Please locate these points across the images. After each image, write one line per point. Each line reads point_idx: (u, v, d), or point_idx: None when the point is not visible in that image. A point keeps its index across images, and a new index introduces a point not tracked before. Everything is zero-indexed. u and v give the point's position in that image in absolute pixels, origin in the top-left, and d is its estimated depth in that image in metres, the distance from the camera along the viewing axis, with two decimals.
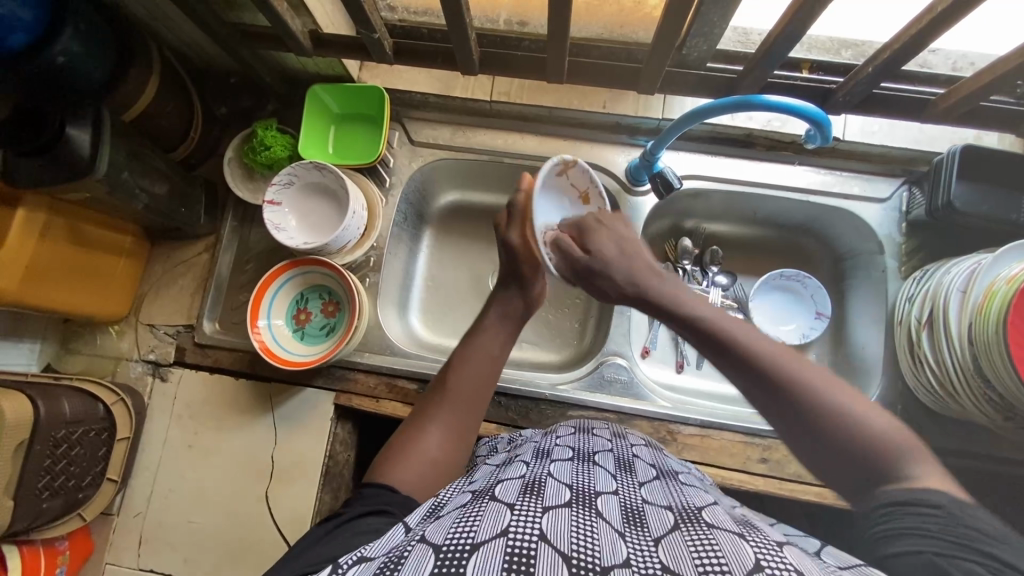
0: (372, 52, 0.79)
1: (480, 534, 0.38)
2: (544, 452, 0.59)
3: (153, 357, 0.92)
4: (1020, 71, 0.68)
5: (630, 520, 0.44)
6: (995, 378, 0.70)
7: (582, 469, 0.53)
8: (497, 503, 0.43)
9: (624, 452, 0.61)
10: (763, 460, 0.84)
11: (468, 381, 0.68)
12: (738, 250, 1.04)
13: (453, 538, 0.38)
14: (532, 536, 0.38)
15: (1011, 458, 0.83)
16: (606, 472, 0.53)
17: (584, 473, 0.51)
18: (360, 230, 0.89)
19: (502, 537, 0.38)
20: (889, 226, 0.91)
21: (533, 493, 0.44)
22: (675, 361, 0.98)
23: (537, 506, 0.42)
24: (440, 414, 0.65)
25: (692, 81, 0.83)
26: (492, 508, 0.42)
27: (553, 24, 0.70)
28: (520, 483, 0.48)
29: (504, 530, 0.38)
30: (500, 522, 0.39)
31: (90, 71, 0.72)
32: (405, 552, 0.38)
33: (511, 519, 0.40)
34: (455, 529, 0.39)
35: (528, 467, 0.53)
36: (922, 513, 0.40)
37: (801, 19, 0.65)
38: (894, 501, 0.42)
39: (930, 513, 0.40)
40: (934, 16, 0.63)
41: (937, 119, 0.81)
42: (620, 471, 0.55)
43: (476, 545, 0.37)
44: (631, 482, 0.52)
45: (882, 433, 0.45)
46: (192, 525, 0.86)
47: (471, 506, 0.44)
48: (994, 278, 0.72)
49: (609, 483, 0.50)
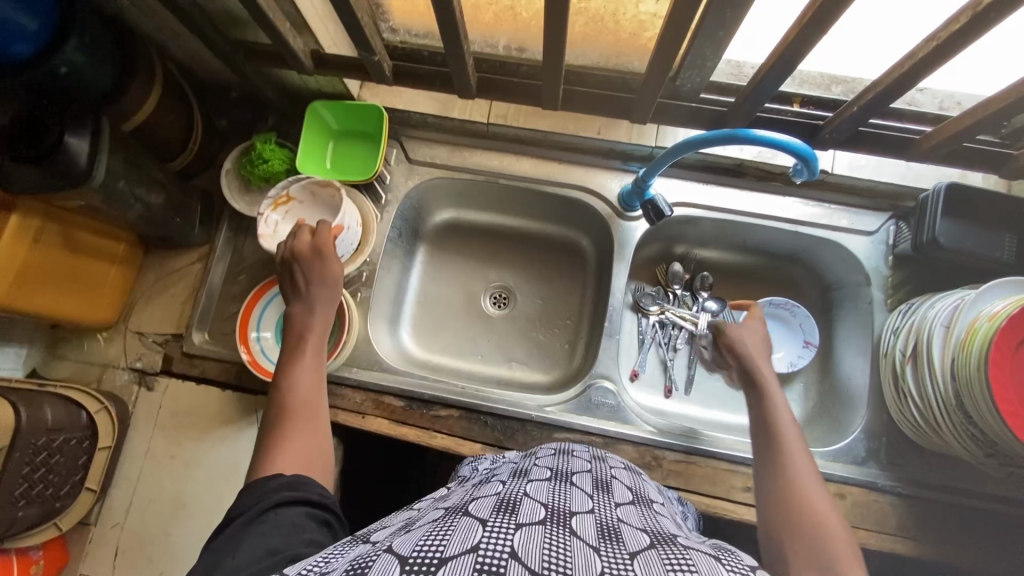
0: (372, 73, 0.81)
1: (449, 549, 0.38)
2: (522, 472, 0.59)
3: (140, 365, 0.92)
4: (1001, 114, 0.69)
5: (606, 536, 0.44)
6: (976, 415, 0.70)
7: (559, 488, 0.53)
8: (469, 519, 0.43)
9: (602, 473, 0.61)
10: (747, 489, 0.84)
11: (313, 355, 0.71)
12: (728, 277, 1.05)
13: (420, 552, 0.38)
14: (503, 553, 0.38)
15: (994, 494, 0.83)
16: (583, 492, 0.53)
17: (561, 492, 0.51)
18: (354, 244, 0.90)
19: (471, 552, 0.38)
20: (877, 258, 0.92)
21: (507, 510, 0.45)
22: (663, 386, 0.99)
23: (510, 523, 0.42)
24: (296, 388, 0.66)
25: (685, 113, 0.85)
26: (463, 525, 0.42)
27: (549, 54, 0.72)
28: (495, 501, 0.48)
29: (473, 546, 0.38)
30: (470, 539, 0.39)
31: (95, 82, 0.74)
32: (370, 560, 0.38)
33: (481, 537, 0.39)
34: (423, 543, 0.39)
35: (505, 486, 0.53)
36: None
37: (789, 59, 0.68)
38: None
39: None
40: (916, 61, 0.65)
41: (922, 158, 0.83)
42: (598, 490, 0.55)
43: (444, 559, 0.37)
44: (608, 501, 0.53)
45: (832, 542, 0.52)
46: (169, 538, 0.85)
47: (443, 521, 0.44)
48: (975, 316, 0.73)
49: (584, 501, 0.51)
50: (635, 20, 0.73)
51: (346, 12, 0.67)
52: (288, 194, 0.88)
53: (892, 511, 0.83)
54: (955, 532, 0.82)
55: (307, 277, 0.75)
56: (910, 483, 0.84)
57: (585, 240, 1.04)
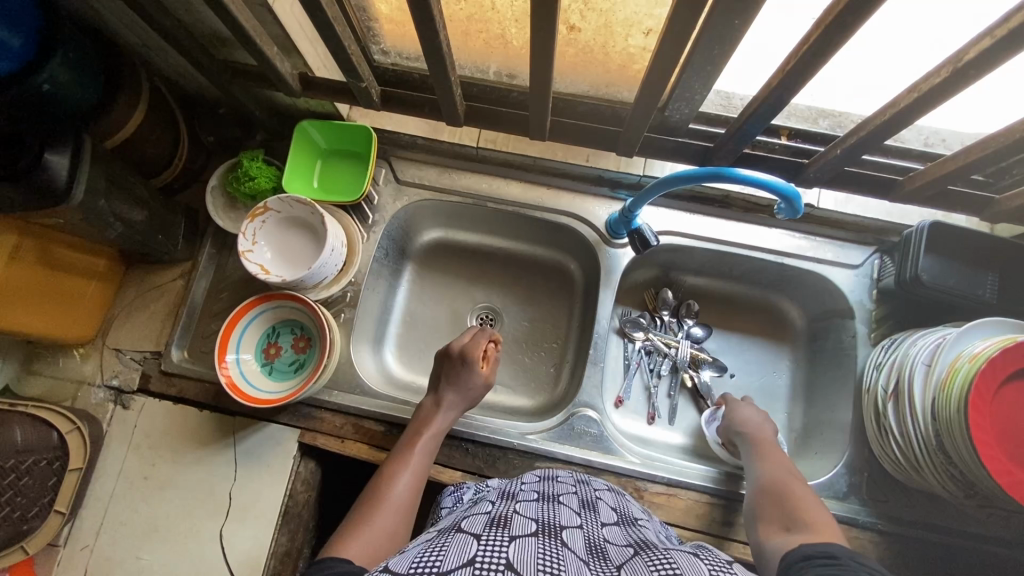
0: (360, 98, 0.80)
1: (446, 563, 0.39)
2: (510, 493, 0.60)
3: (116, 383, 0.90)
4: (982, 162, 0.70)
5: (595, 553, 0.46)
6: (956, 456, 0.70)
7: (547, 505, 0.55)
8: (463, 536, 0.45)
9: (587, 495, 0.62)
10: (728, 523, 0.83)
11: (424, 459, 0.73)
12: (714, 304, 1.05)
13: (418, 565, 0.40)
14: (499, 564, 0.39)
15: (975, 533, 0.83)
16: (570, 509, 0.55)
17: (550, 508, 0.54)
18: (338, 265, 0.89)
19: (468, 565, 0.39)
20: (861, 291, 0.93)
21: (499, 525, 0.47)
22: (646, 413, 0.99)
23: (504, 537, 0.44)
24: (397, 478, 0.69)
25: (670, 147, 0.86)
26: (457, 542, 0.44)
27: (537, 86, 0.71)
28: (486, 518, 0.49)
29: (470, 560, 0.40)
30: (466, 553, 0.41)
31: (78, 99, 0.73)
32: None
33: (477, 551, 0.41)
34: (420, 560, 0.40)
35: (495, 505, 0.55)
36: (824, 562, 0.51)
37: (775, 99, 0.68)
38: (804, 556, 0.54)
39: (831, 560, 0.51)
40: (898, 109, 0.66)
41: (905, 199, 0.84)
42: (584, 509, 0.57)
43: (442, 572, 0.38)
44: (594, 521, 0.55)
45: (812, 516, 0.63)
46: (140, 563, 0.83)
47: (437, 540, 0.45)
48: (958, 354, 0.74)
49: (572, 518, 0.53)
50: (625, 52, 0.74)
51: (333, 40, 0.67)
52: (266, 206, 0.86)
53: (872, 548, 0.83)
54: (934, 570, 0.82)
55: (451, 376, 0.82)
56: (891, 520, 0.84)
57: (573, 264, 1.04)
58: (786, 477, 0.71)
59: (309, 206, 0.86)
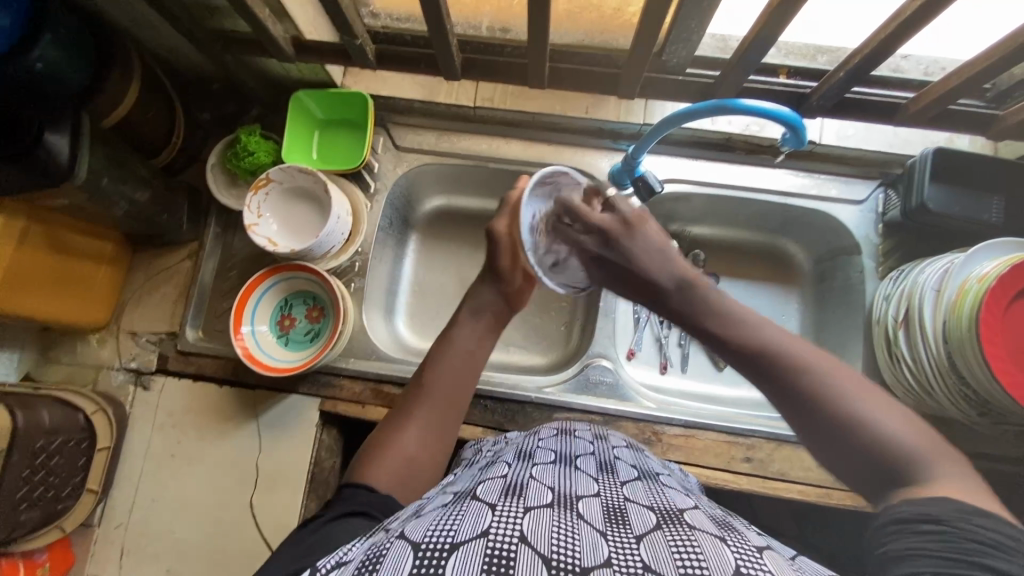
0: (355, 58, 0.80)
1: (459, 534, 0.39)
2: (527, 454, 0.59)
3: (135, 365, 0.91)
4: (985, 76, 0.70)
5: (613, 519, 0.44)
6: (968, 374, 0.71)
7: (565, 471, 0.53)
8: (477, 503, 0.43)
9: (606, 455, 0.61)
10: (747, 459, 0.85)
11: (448, 379, 0.66)
12: (720, 252, 1.05)
13: (432, 537, 0.39)
14: (512, 536, 0.38)
15: (991, 453, 0.85)
16: (588, 475, 0.53)
17: (567, 475, 0.52)
18: (344, 235, 0.89)
19: (482, 537, 0.38)
20: (866, 227, 0.93)
21: (515, 494, 0.45)
22: (659, 362, 1.00)
23: (518, 508, 0.42)
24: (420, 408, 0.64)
25: (671, 86, 0.85)
26: (472, 509, 0.42)
27: (534, 33, 0.71)
28: (502, 485, 0.48)
29: (484, 531, 0.39)
30: (480, 522, 0.40)
31: (72, 77, 0.72)
32: (383, 550, 0.39)
33: (491, 521, 0.40)
34: (434, 529, 0.40)
35: (511, 469, 0.53)
36: (923, 531, 0.38)
37: (774, 25, 0.67)
38: (897, 518, 0.40)
39: (933, 530, 0.38)
40: (900, 23, 0.65)
41: (908, 123, 0.83)
42: (603, 472, 0.55)
43: (455, 545, 0.38)
44: (613, 483, 0.53)
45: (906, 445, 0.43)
46: (175, 535, 0.85)
47: (452, 507, 0.44)
48: (966, 276, 0.74)
49: (590, 485, 0.51)
50: None
51: None
52: (269, 176, 0.86)
53: None
54: None
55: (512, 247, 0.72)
56: None
57: None
58: (784, 343, 0.48)
59: (312, 175, 0.85)
